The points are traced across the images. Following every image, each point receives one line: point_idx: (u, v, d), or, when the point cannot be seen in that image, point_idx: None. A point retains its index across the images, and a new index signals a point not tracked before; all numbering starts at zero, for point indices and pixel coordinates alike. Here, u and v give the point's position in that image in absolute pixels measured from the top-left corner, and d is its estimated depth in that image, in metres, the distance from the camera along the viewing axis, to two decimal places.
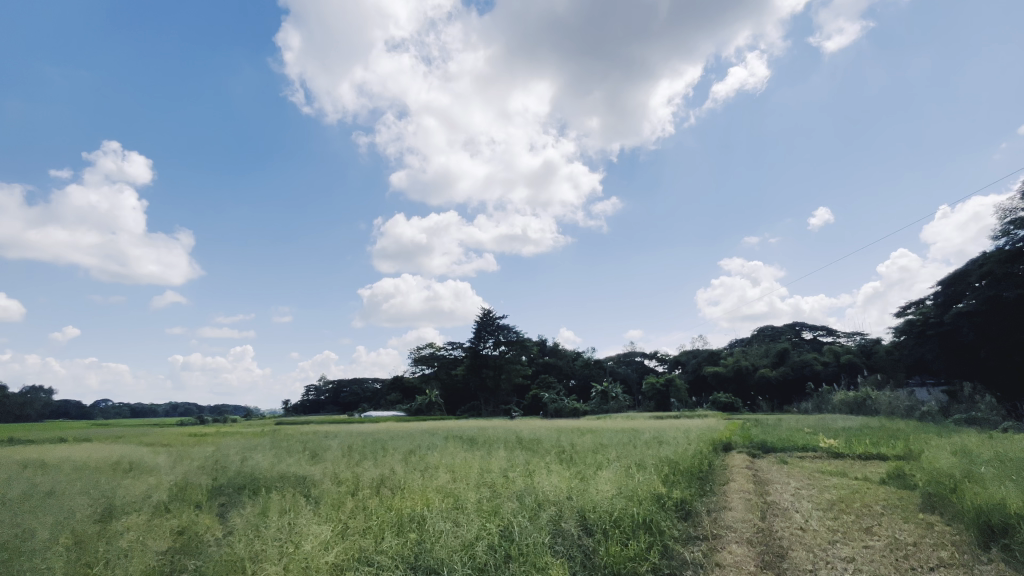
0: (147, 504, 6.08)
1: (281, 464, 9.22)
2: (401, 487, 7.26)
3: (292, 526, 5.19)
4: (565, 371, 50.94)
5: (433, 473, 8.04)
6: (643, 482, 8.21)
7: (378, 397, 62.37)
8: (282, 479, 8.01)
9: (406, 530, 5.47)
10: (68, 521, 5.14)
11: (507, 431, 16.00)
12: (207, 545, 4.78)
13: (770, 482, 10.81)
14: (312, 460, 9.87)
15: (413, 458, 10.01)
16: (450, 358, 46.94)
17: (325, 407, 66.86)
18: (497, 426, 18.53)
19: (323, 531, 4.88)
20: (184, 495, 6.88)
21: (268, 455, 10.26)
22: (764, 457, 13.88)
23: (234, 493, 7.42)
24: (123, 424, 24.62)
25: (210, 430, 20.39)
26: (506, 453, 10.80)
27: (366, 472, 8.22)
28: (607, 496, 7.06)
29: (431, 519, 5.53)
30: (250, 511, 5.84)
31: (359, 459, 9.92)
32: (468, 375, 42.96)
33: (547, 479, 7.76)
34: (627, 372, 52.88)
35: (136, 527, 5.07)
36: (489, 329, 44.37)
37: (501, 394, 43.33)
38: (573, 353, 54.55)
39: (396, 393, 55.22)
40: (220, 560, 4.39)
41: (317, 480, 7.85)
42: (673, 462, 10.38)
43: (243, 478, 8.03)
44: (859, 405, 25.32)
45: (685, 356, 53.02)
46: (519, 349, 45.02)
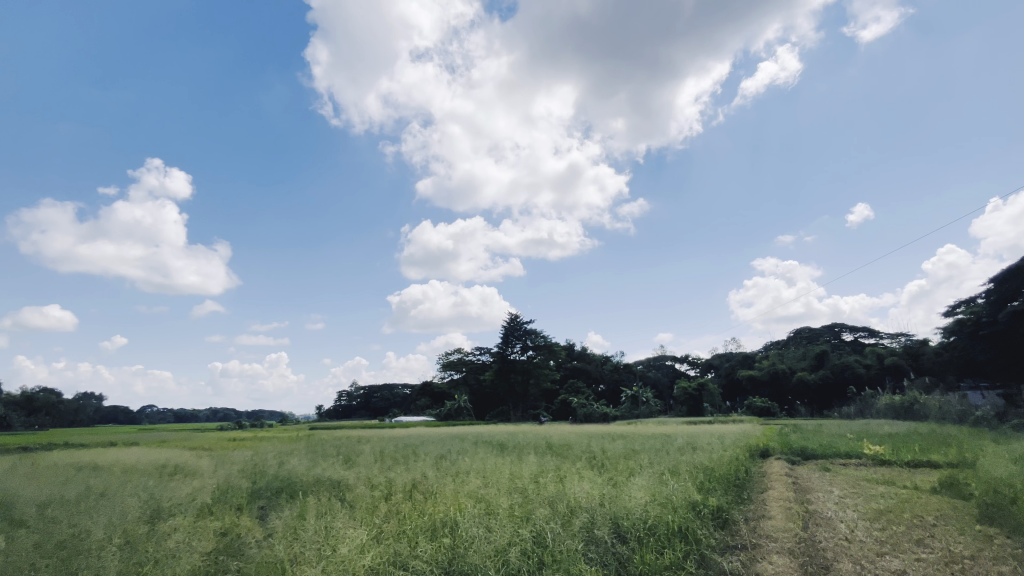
0: (191, 506, 6.30)
1: (317, 468, 9.39)
2: (433, 492, 7.30)
3: (328, 529, 5.28)
4: (593, 376, 50.43)
5: (464, 478, 8.06)
6: (678, 489, 8.01)
7: (407, 402, 63.05)
8: (318, 483, 8.17)
9: (439, 535, 5.48)
10: (120, 521, 5.36)
11: (536, 436, 15.89)
12: (248, 547, 4.91)
13: (811, 490, 10.38)
14: (346, 465, 10.04)
15: (444, 463, 10.04)
16: (479, 364, 47.03)
17: (357, 412, 68.13)
18: (527, 432, 18.38)
19: (359, 534, 4.94)
20: (225, 497, 7.11)
21: (303, 459, 10.47)
22: (804, 464, 13.36)
23: (272, 497, 7.62)
24: (168, 429, 25.58)
25: (249, 435, 20.96)
26: (535, 458, 10.71)
27: (399, 477, 8.28)
28: (641, 503, 6.91)
29: (464, 523, 5.53)
30: (288, 514, 5.99)
31: (391, 464, 10.03)
32: (496, 380, 42.92)
33: (579, 484, 7.67)
34: (657, 376, 51.92)
35: (183, 528, 5.26)
36: (517, 334, 44.29)
37: (530, 399, 43.21)
38: (602, 357, 53.90)
39: (425, 398, 55.72)
40: (262, 561, 4.51)
41: (351, 484, 7.98)
42: (708, 469, 10.10)
43: (281, 482, 8.24)
44: (906, 410, 24.11)
45: (717, 359, 51.67)
46: (546, 354, 44.82)
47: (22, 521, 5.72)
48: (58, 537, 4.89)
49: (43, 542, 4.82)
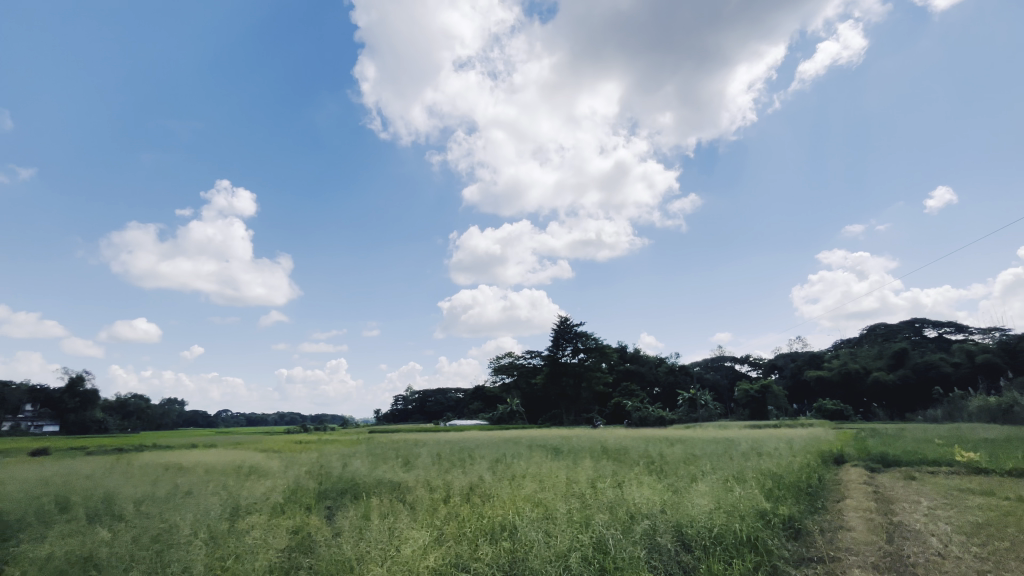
0: (266, 504, 6.68)
1: (378, 470, 9.68)
2: (491, 496, 7.30)
3: (393, 529, 5.42)
4: (648, 378, 49.16)
5: (520, 482, 8.03)
6: (744, 496, 7.61)
7: (461, 406, 64.04)
8: (379, 485, 8.41)
9: (499, 538, 5.49)
10: (203, 518, 5.74)
11: (592, 440, 15.60)
12: (319, 545, 5.12)
13: (895, 500, 9.53)
14: (405, 468, 10.27)
15: (499, 466, 10.09)
16: (530, 367, 47.02)
17: (413, 416, 70.03)
18: (581, 436, 18.09)
19: (421, 536, 5.03)
20: (296, 497, 7.50)
21: (365, 461, 10.84)
22: (885, 471, 12.31)
23: (337, 497, 7.94)
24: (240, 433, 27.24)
25: (314, 438, 21.96)
26: (591, 463, 10.52)
27: (456, 480, 8.37)
28: (706, 511, 6.60)
29: (523, 528, 5.49)
30: (354, 515, 6.19)
31: (449, 467, 10.19)
32: (548, 383, 42.77)
33: (638, 490, 7.45)
34: (716, 378, 49.84)
35: (260, 525, 5.55)
36: (567, 337, 43.93)
37: (583, 402, 42.63)
38: (656, 359, 52.45)
39: (478, 402, 56.37)
40: (331, 560, 4.66)
41: (411, 486, 8.16)
42: (776, 475, 9.54)
43: (344, 482, 8.57)
44: (1004, 413, 21.72)
45: (781, 359, 48.86)
46: (598, 357, 44.23)
47: (123, 516, 6.28)
48: (153, 532, 5.30)
49: (140, 536, 5.24)
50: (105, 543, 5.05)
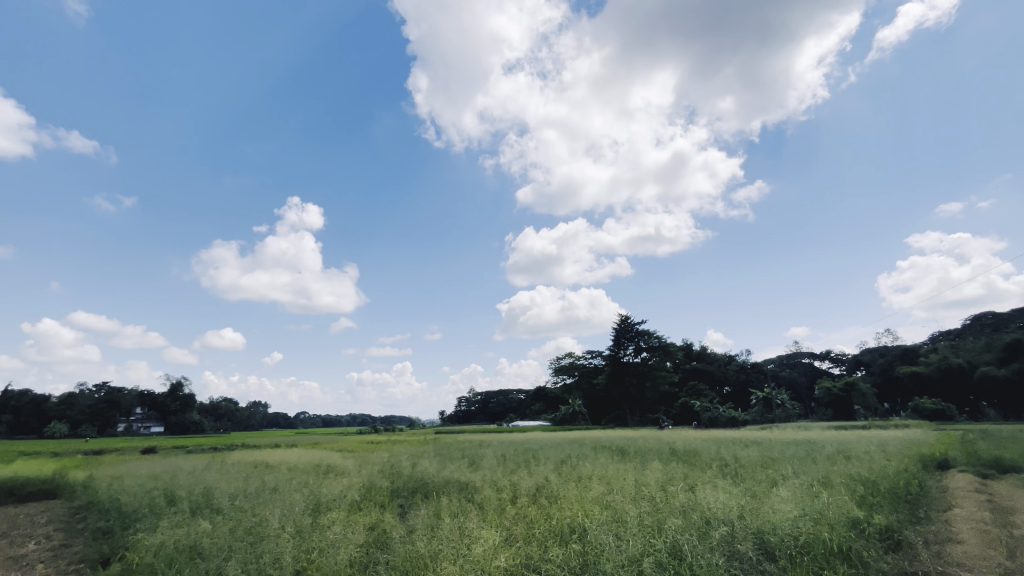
0: (344, 501, 7.01)
1: (446, 470, 9.92)
2: (558, 497, 7.23)
3: (463, 528, 5.50)
4: (717, 378, 46.84)
5: (587, 484, 7.88)
6: (831, 503, 7.02)
7: (523, 407, 64.30)
8: (447, 484, 8.61)
9: (569, 540, 5.42)
10: (289, 513, 6.10)
11: (659, 442, 15.07)
12: (394, 541, 5.30)
13: (1017, 511, 8.38)
14: (471, 468, 10.46)
15: (565, 467, 9.99)
16: (591, 367, 46.36)
17: (476, 417, 71.14)
18: (650, 437, 17.49)
19: (491, 536, 5.06)
20: (371, 495, 7.83)
21: (433, 461, 11.12)
22: (1002, 478, 10.91)
23: (408, 496, 8.21)
24: (319, 433, 29.12)
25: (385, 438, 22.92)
26: (660, 465, 10.13)
27: (523, 480, 8.39)
28: (789, 517, 6.16)
29: (593, 529, 5.39)
30: (426, 514, 6.34)
31: (515, 468, 10.22)
32: (610, 384, 41.96)
33: (713, 494, 7.09)
34: (793, 376, 46.70)
35: (339, 521, 5.82)
36: (628, 335, 42.92)
37: (648, 403, 41.36)
38: (725, 356, 49.92)
39: (540, 403, 56.32)
40: (406, 556, 4.80)
41: (479, 486, 8.27)
42: (869, 481, 8.72)
43: (415, 482, 8.85)
44: None
45: (868, 354, 44.87)
46: (662, 355, 42.79)
47: (220, 509, 6.82)
48: (246, 525, 5.71)
49: (236, 528, 5.68)
50: (206, 534, 5.50)
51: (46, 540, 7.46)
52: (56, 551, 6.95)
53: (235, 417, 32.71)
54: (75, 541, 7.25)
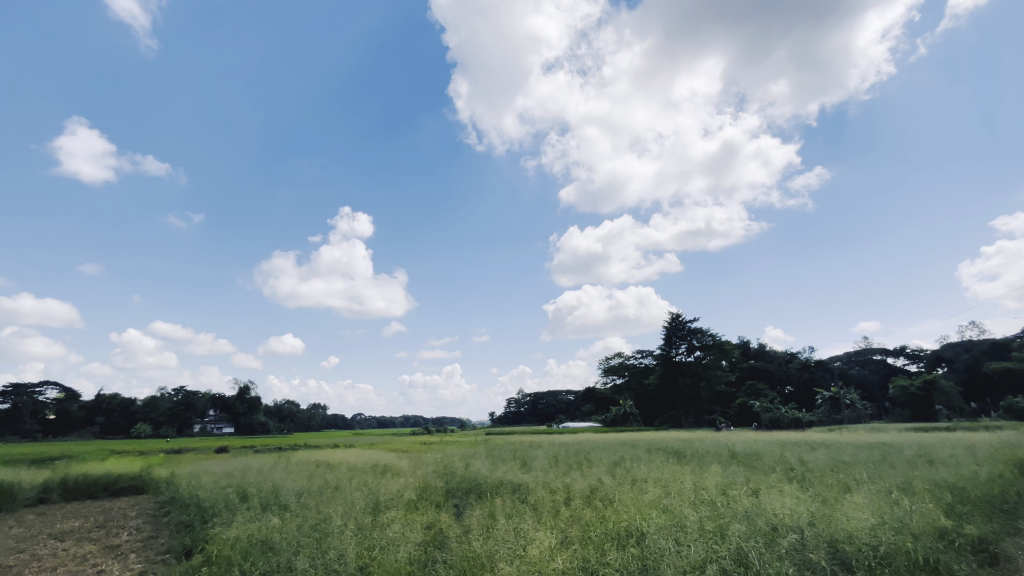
0: (401, 500, 7.21)
1: (499, 471, 9.99)
2: (613, 500, 7.08)
3: (518, 530, 5.49)
4: (777, 377, 44.46)
5: (642, 487, 7.70)
6: (914, 511, 6.48)
7: (572, 408, 63.89)
8: (501, 485, 8.66)
9: (627, 544, 5.28)
10: (351, 511, 6.33)
11: (718, 444, 14.51)
12: (451, 541, 5.37)
13: None
14: (523, 469, 10.48)
15: (618, 469, 9.80)
16: (642, 367, 45.39)
17: (525, 419, 71.36)
18: (708, 439, 16.86)
19: (547, 537, 5.03)
20: (426, 494, 8.00)
21: (486, 462, 11.25)
22: None
23: (463, 496, 8.32)
24: (376, 433, 31.24)
25: (438, 439, 23.39)
26: (720, 468, 9.71)
27: (576, 482, 8.30)
28: (866, 525, 5.73)
29: (652, 533, 5.23)
30: (480, 514, 6.38)
31: (567, 470, 10.12)
32: (662, 384, 40.83)
33: (779, 499, 6.71)
34: (863, 373, 43.61)
35: (397, 520, 5.97)
36: (680, 334, 41.66)
37: (703, 403, 39.92)
38: (786, 354, 47.33)
39: (590, 404, 55.71)
40: (464, 556, 4.83)
41: (531, 487, 8.27)
42: (955, 487, 7.97)
43: (469, 482, 8.95)
44: None
45: (951, 350, 41.16)
46: (717, 354, 41.18)
47: (288, 506, 7.19)
48: (312, 522, 5.95)
49: (302, 524, 5.94)
50: (276, 529, 5.80)
51: (137, 531, 8.14)
52: (144, 542, 7.56)
53: (298, 419, 34.50)
54: (161, 533, 7.87)
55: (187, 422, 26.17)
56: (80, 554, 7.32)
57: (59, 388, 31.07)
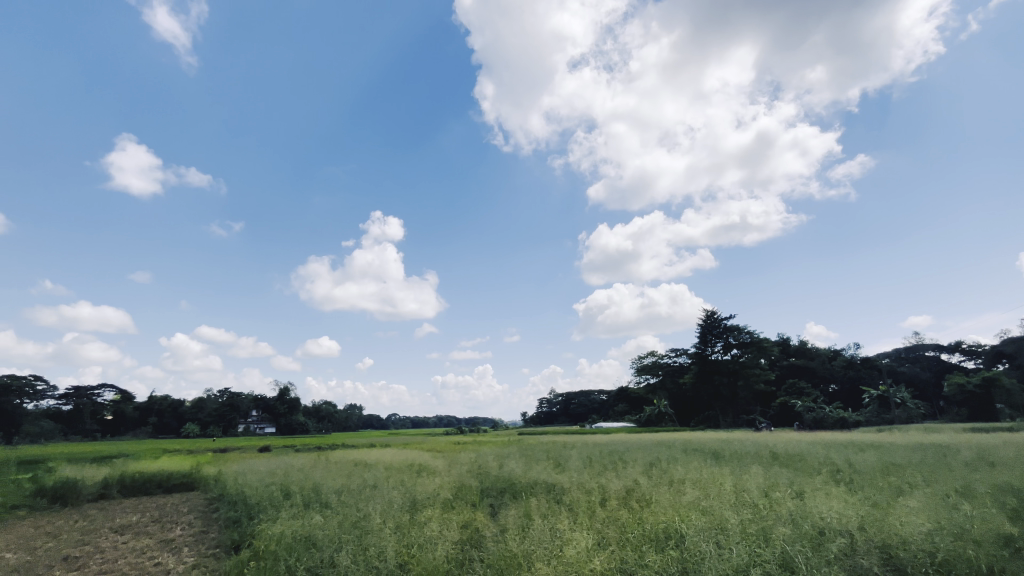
0: (437, 499, 7.30)
1: (533, 471, 10.01)
2: (650, 501, 6.93)
3: (554, 529, 5.47)
4: (820, 375, 42.72)
5: (680, 488, 7.52)
6: (974, 515, 6.09)
7: (605, 408, 63.21)
8: (535, 485, 8.64)
9: (666, 546, 5.17)
10: (388, 510, 6.44)
11: (758, 445, 14.05)
12: (487, 540, 5.40)
13: None
14: (557, 469, 10.43)
15: (655, 470, 9.63)
16: (676, 366, 44.56)
17: (558, 419, 71.15)
18: (748, 440, 16.34)
19: (583, 538, 4.98)
20: (462, 493, 8.08)
21: (519, 462, 11.28)
22: None
23: (497, 495, 8.35)
24: (410, 433, 31.85)
25: (471, 439, 23.61)
26: (760, 470, 9.42)
27: (612, 483, 8.20)
28: (922, 531, 5.43)
29: (692, 535, 5.10)
30: (516, 514, 6.39)
31: (601, 470, 10.02)
32: (698, 383, 39.90)
33: (825, 502, 6.43)
34: (914, 371, 41.37)
35: (435, 519, 6.04)
36: (716, 332, 40.63)
37: (741, 403, 38.79)
38: (829, 351, 45.45)
39: (623, 404, 54.97)
40: (501, 555, 4.85)
41: (565, 487, 8.23)
42: (1021, 491, 7.45)
43: (503, 482, 8.98)
44: None
45: (1012, 345, 38.52)
46: (755, 352, 39.98)
47: (328, 503, 7.40)
48: (352, 519, 6.11)
49: (343, 521, 6.10)
50: (319, 526, 5.96)
51: (189, 527, 8.53)
52: (196, 537, 7.92)
53: (336, 419, 35.45)
54: (211, 529, 8.23)
55: (232, 422, 27.31)
56: (139, 548, 7.72)
57: (116, 389, 32.96)
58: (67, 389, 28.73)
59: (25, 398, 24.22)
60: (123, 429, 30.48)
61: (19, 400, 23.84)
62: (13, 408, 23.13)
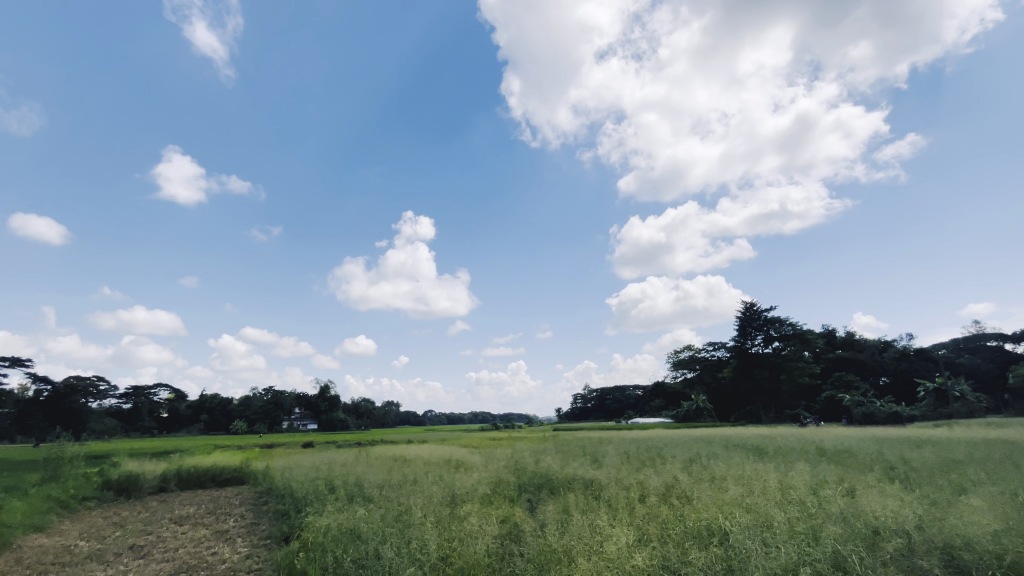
0: (476, 494, 7.39)
1: (570, 467, 9.98)
2: (691, 498, 6.79)
3: (594, 525, 5.43)
4: (869, 367, 40.75)
5: (722, 484, 7.33)
6: None
7: (640, 403, 62.34)
8: (573, 481, 8.61)
9: (710, 544, 5.05)
10: (429, 504, 6.58)
11: (804, 441, 13.52)
12: (526, 535, 5.41)
13: None
14: (594, 465, 10.38)
15: (695, 466, 9.43)
16: (715, 360, 43.69)
17: (593, 415, 70.67)
18: (792, 435, 15.78)
19: (623, 534, 4.93)
20: (500, 489, 8.14)
21: (556, 458, 11.28)
22: None
23: (535, 491, 8.38)
24: (445, 429, 32.27)
25: (506, 435, 23.73)
26: (807, 466, 9.08)
27: (650, 478, 8.08)
28: (988, 531, 5.11)
29: (736, 533, 4.97)
30: (554, 509, 6.38)
31: (639, 466, 9.90)
32: (738, 378, 38.81)
33: (880, 500, 6.12)
34: (974, 362, 38.84)
35: (474, 513, 6.12)
36: (756, 324, 39.39)
37: (784, 397, 37.46)
38: (879, 343, 43.28)
39: (659, 399, 54.04)
40: (541, 550, 4.86)
41: (603, 483, 8.17)
42: None
43: (540, 478, 9.00)
44: None
45: None
46: (798, 345, 38.56)
47: (371, 497, 7.61)
48: (394, 513, 6.25)
49: (386, 515, 6.25)
50: (363, 519, 6.14)
51: (241, 518, 8.95)
52: (249, 528, 8.30)
53: (374, 416, 36.39)
54: (262, 520, 8.59)
55: (277, 419, 28.43)
56: (196, 537, 8.16)
57: (170, 389, 34.91)
58: (126, 389, 30.65)
59: (89, 397, 25.96)
60: (178, 426, 32.26)
61: (85, 399, 25.58)
62: (79, 406, 24.85)
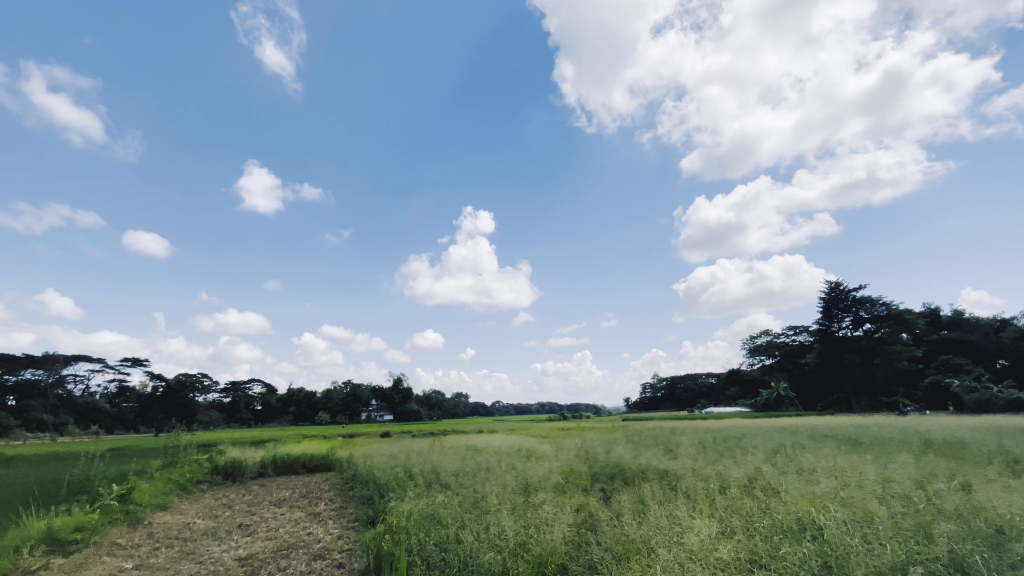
0: (549, 483, 7.42)
1: (643, 457, 9.77)
2: (776, 490, 6.42)
3: (673, 516, 5.29)
4: (982, 349, 36.27)
5: (812, 476, 6.84)
6: None
7: (715, 393, 59.59)
8: (647, 471, 8.42)
9: (802, 539, 4.74)
10: (504, 491, 6.71)
11: (908, 431, 12.31)
12: (603, 524, 5.37)
13: None
14: (669, 455, 10.09)
15: (779, 457, 8.88)
16: (796, 346, 41.68)
17: (663, 405, 68.56)
18: (893, 426, 14.43)
19: (705, 526, 4.75)
20: (573, 478, 8.13)
21: (628, 448, 11.10)
22: None
23: (608, 481, 8.28)
24: (514, 419, 32.80)
25: (575, 425, 23.70)
26: (909, 458, 8.28)
27: (730, 469, 7.72)
28: None
29: (832, 528, 4.61)
30: (630, 499, 6.27)
31: (717, 456, 9.51)
32: (823, 363, 36.18)
33: (1003, 497, 5.41)
34: None
35: (549, 501, 6.16)
36: (842, 305, 36.61)
37: (879, 384, 34.33)
38: (994, 322, 38.37)
39: (735, 388, 51.41)
40: (618, 539, 4.80)
41: (680, 474, 7.90)
42: None
43: (613, 467, 8.87)
44: None
45: None
46: (894, 327, 35.21)
47: (447, 484, 7.90)
48: (472, 499, 6.44)
49: (463, 501, 6.46)
50: (442, 505, 6.37)
51: (331, 502, 9.64)
52: (338, 511, 8.92)
53: (445, 407, 37.69)
54: (349, 504, 9.19)
55: (356, 411, 30.29)
56: (293, 519, 8.89)
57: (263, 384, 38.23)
58: (226, 384, 34.00)
59: (196, 392, 29.13)
60: (270, 418, 35.25)
61: (192, 394, 28.68)
62: (188, 400, 27.95)
